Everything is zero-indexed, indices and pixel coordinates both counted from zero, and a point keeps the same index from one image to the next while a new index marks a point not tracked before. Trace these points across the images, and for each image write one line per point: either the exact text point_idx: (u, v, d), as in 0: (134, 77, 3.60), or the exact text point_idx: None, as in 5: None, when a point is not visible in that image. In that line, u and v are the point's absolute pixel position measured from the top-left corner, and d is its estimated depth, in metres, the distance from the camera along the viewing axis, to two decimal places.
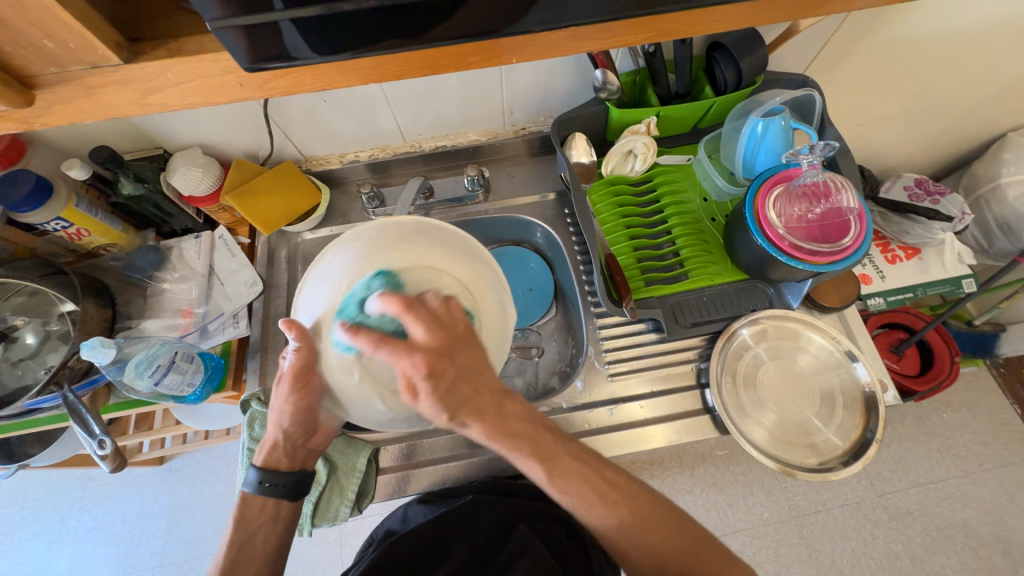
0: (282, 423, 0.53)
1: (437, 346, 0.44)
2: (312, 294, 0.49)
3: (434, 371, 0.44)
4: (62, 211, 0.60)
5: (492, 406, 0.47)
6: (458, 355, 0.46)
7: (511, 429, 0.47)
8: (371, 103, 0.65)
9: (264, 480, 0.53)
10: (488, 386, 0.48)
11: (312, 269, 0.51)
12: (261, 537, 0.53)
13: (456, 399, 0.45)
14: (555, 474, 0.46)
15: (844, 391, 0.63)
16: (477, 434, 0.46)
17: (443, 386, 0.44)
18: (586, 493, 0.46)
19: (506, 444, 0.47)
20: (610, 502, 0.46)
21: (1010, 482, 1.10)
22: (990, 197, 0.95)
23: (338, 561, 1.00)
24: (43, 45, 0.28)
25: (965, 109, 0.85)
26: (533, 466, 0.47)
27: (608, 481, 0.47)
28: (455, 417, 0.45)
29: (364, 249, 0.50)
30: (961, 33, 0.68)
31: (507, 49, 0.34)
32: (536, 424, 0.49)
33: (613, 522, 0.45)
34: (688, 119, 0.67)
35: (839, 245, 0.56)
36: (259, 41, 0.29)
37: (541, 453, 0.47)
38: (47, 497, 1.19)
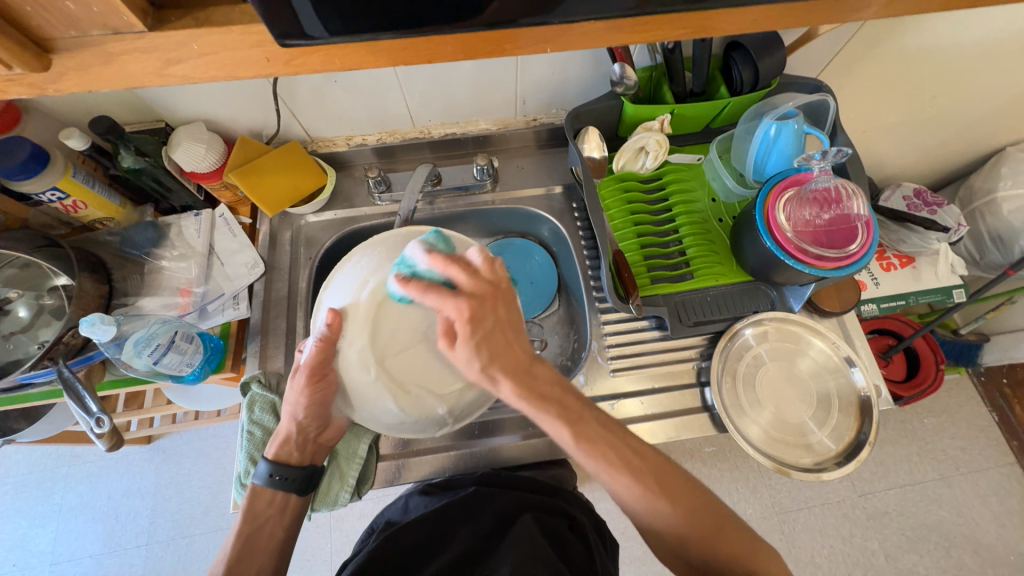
0: (295, 415, 0.53)
1: (482, 295, 0.47)
2: (336, 291, 0.51)
3: (476, 318, 0.46)
4: (57, 181, 0.57)
5: (522, 366, 0.47)
6: (498, 307, 0.47)
7: (542, 392, 0.47)
8: (382, 85, 0.64)
9: (274, 474, 0.55)
10: (520, 349, 0.48)
11: (342, 263, 0.53)
12: (270, 527, 0.55)
13: (492, 348, 0.46)
14: (581, 438, 0.47)
15: (840, 394, 0.64)
16: (506, 395, 0.47)
17: (483, 333, 0.46)
18: (616, 459, 0.46)
19: (534, 406, 0.47)
20: (636, 472, 0.46)
21: (982, 486, 1.14)
22: (984, 209, 0.97)
23: (327, 545, 1.01)
24: (64, 7, 0.27)
25: (969, 122, 0.87)
26: (560, 430, 0.47)
27: (631, 450, 0.48)
28: (487, 369, 0.46)
29: (388, 252, 0.52)
30: (974, 46, 0.68)
31: (517, 41, 0.33)
32: (568, 390, 0.49)
33: (637, 492, 0.46)
34: (702, 118, 0.67)
35: (846, 251, 0.56)
36: (285, 19, 0.28)
37: (567, 416, 0.47)
38: (31, 472, 1.17)
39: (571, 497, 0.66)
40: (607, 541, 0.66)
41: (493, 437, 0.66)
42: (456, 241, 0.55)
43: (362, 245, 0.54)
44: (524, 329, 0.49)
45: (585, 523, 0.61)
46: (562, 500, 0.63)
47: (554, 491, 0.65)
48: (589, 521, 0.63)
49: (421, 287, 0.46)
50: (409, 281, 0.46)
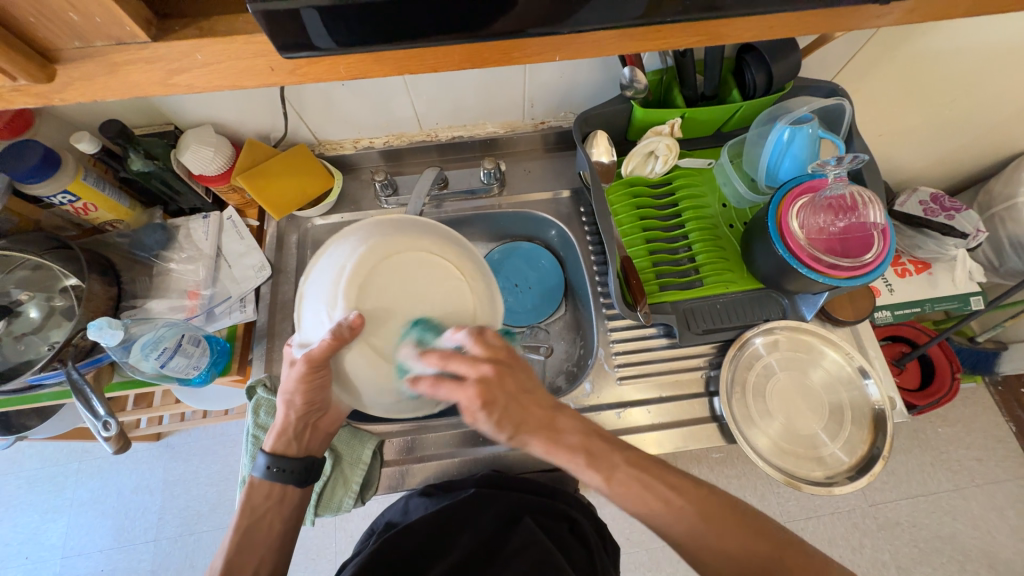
0: (293, 402, 0.52)
1: (487, 376, 0.46)
2: (315, 287, 0.48)
3: (488, 400, 0.46)
4: (69, 184, 0.58)
5: (544, 422, 0.50)
6: (505, 379, 0.47)
7: (567, 443, 0.50)
8: (389, 89, 0.63)
9: (272, 465, 0.55)
10: (538, 406, 0.50)
11: (316, 259, 0.50)
12: (268, 521, 0.55)
13: (515, 420, 0.48)
14: (614, 483, 0.49)
15: (853, 406, 0.63)
16: (538, 451, 0.50)
17: (498, 411, 0.47)
18: (649, 497, 0.48)
19: (563, 459, 0.49)
20: (677, 507, 0.48)
21: (998, 498, 1.12)
22: (1004, 215, 0.94)
23: (333, 545, 1.01)
24: (67, 18, 0.27)
25: (990, 126, 0.84)
26: (592, 476, 0.49)
27: (672, 486, 0.49)
28: (515, 437, 0.49)
29: (364, 238, 0.48)
30: (999, 49, 0.66)
31: (523, 51, 0.33)
32: (592, 433, 0.51)
33: (681, 524, 0.47)
34: (714, 122, 0.65)
35: (861, 260, 0.55)
36: (286, 29, 0.27)
37: (598, 464, 0.49)
38: (44, 467, 1.19)
39: (574, 502, 0.65)
40: (611, 548, 0.65)
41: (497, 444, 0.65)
42: (425, 227, 0.51)
43: (344, 229, 0.50)
44: (535, 384, 0.50)
45: (589, 530, 0.61)
46: (563, 502, 0.62)
47: (554, 493, 0.64)
48: (593, 527, 0.63)
49: (429, 387, 0.45)
50: (417, 381, 0.45)
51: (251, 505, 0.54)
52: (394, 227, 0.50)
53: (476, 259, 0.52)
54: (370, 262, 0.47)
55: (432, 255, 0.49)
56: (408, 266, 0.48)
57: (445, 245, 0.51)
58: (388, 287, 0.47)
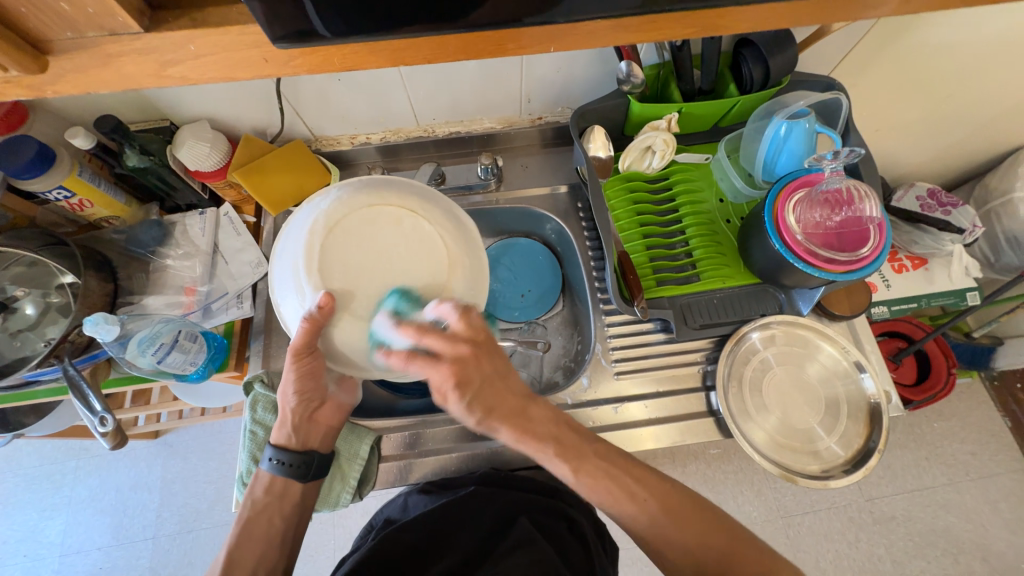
0: (287, 391, 0.53)
1: (463, 357, 0.46)
2: (281, 286, 0.48)
3: (461, 381, 0.46)
4: (63, 180, 0.58)
5: (516, 409, 0.50)
6: (481, 361, 0.47)
7: (537, 432, 0.50)
8: (385, 84, 0.63)
9: (276, 458, 0.55)
10: (512, 394, 0.50)
11: (274, 245, 0.50)
12: (267, 517, 0.55)
13: (487, 402, 0.49)
14: (580, 472, 0.50)
15: (849, 400, 0.63)
16: (506, 438, 0.50)
17: (472, 392, 0.47)
18: (618, 491, 0.49)
19: (533, 445, 0.50)
20: (641, 502, 0.49)
21: (993, 492, 1.12)
22: (1000, 210, 0.95)
23: (332, 542, 1.02)
24: (58, 8, 0.27)
25: (987, 121, 0.84)
26: (559, 465, 0.50)
27: (636, 479, 0.50)
28: (485, 420, 0.49)
29: (305, 218, 0.47)
30: (995, 43, 0.66)
31: (521, 41, 0.33)
32: (562, 423, 0.52)
33: (643, 518, 0.49)
34: (711, 117, 0.65)
35: (857, 255, 0.55)
36: (279, 17, 0.27)
37: (567, 454, 0.50)
38: (42, 465, 1.19)
39: (571, 498, 0.65)
40: (607, 543, 0.66)
41: (494, 439, 0.65)
42: (364, 183, 0.49)
43: (286, 223, 0.50)
44: (511, 370, 0.50)
45: (585, 526, 0.61)
46: (562, 502, 0.63)
47: (552, 492, 0.64)
48: (589, 523, 0.63)
49: (403, 361, 0.45)
50: (390, 353, 0.44)
51: (252, 498, 0.55)
52: (327, 197, 0.48)
53: (418, 195, 0.51)
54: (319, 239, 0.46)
55: (377, 205, 0.48)
56: (359, 226, 0.47)
57: (378, 190, 0.49)
58: (347, 253, 0.46)
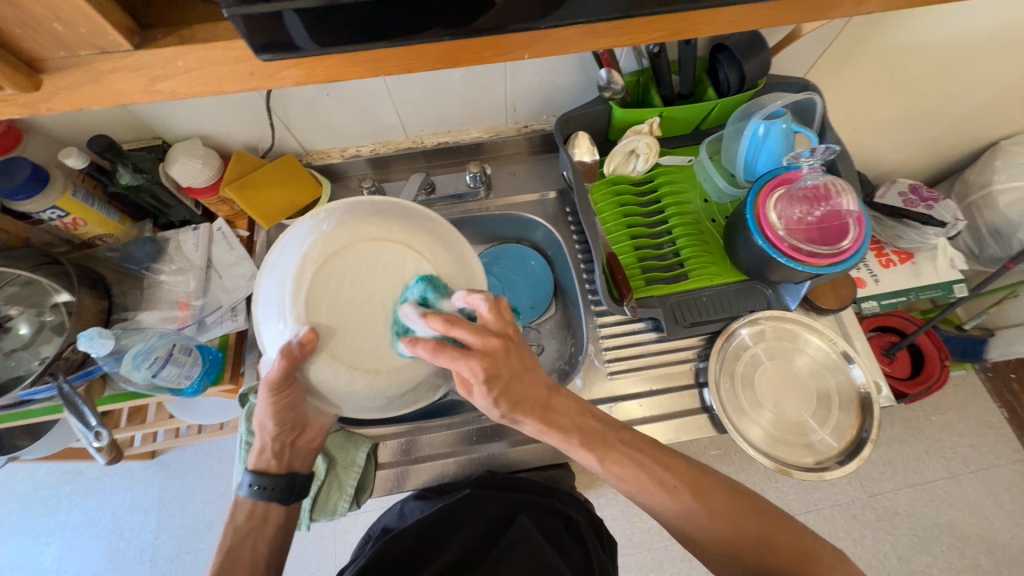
0: (265, 424, 0.53)
1: (494, 350, 0.45)
2: (265, 305, 0.48)
3: (491, 374, 0.45)
4: (57, 200, 0.58)
5: (541, 402, 0.50)
6: (512, 355, 0.47)
7: (561, 424, 0.51)
8: (374, 97, 0.65)
9: (255, 483, 0.54)
10: (539, 385, 0.50)
11: (264, 265, 0.50)
12: (252, 542, 0.54)
13: (512, 396, 0.48)
14: (607, 461, 0.50)
15: (840, 392, 0.64)
16: (530, 429, 0.50)
17: (499, 387, 0.47)
18: (649, 480, 0.50)
19: (557, 436, 0.51)
20: (671, 489, 0.50)
21: (994, 483, 1.12)
22: (981, 203, 0.97)
23: (332, 558, 1.00)
24: (52, 29, 0.28)
25: (960, 117, 0.87)
26: (585, 455, 0.51)
27: (661, 466, 0.51)
28: (510, 413, 0.49)
29: (301, 242, 0.48)
30: (961, 42, 0.68)
31: (513, 45, 0.34)
32: (585, 414, 0.52)
33: (676, 507, 0.50)
34: (692, 119, 0.67)
35: (839, 247, 0.56)
36: (266, 30, 0.28)
37: (593, 443, 0.51)
38: (36, 490, 1.17)
39: (570, 497, 0.66)
40: (607, 542, 0.66)
41: (491, 442, 0.66)
42: (371, 211, 0.51)
43: (281, 237, 0.50)
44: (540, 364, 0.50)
45: (584, 525, 0.62)
46: (558, 500, 0.63)
47: (549, 491, 0.65)
48: (587, 523, 0.64)
49: (431, 349, 0.42)
50: (416, 342, 0.42)
51: (233, 524, 0.54)
52: (328, 220, 0.49)
53: (425, 232, 0.52)
54: (311, 269, 0.47)
55: (380, 240, 0.49)
56: (356, 260, 0.48)
57: (383, 222, 0.50)
58: (340, 287, 0.47)
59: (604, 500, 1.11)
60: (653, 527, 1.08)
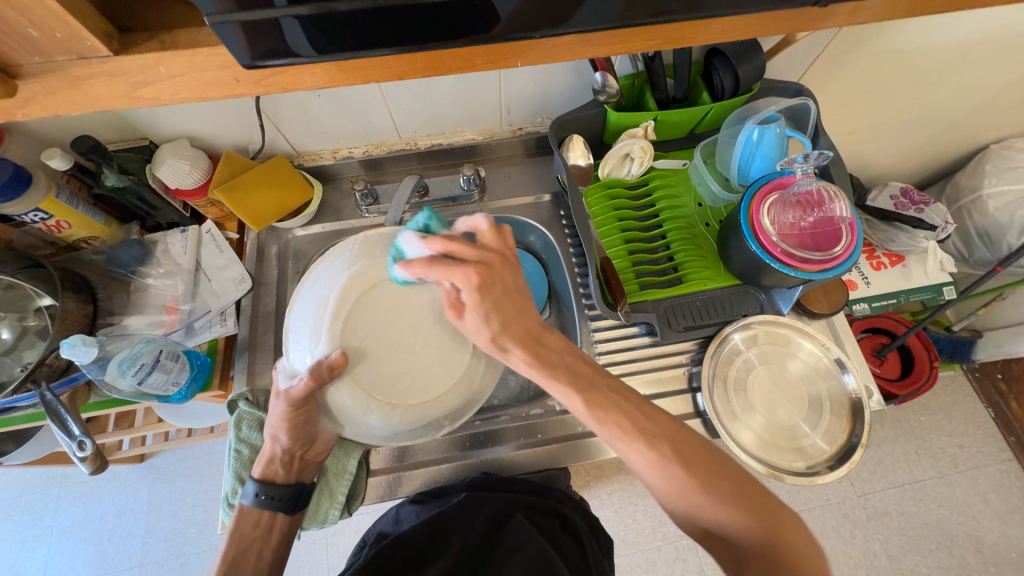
0: (278, 436, 0.54)
1: (488, 261, 0.44)
2: (299, 317, 0.49)
3: (485, 284, 0.43)
4: (41, 202, 0.57)
5: (531, 332, 0.46)
6: (505, 271, 0.44)
7: (553, 360, 0.45)
8: (366, 99, 0.64)
9: (261, 493, 0.55)
10: (530, 315, 0.46)
11: (305, 278, 0.52)
12: (256, 550, 0.54)
13: (505, 315, 0.44)
14: (592, 404, 0.45)
15: (831, 397, 0.64)
16: (518, 360, 0.45)
17: (492, 299, 0.43)
18: (628, 427, 0.44)
19: (546, 373, 0.45)
20: (651, 439, 0.44)
21: (981, 483, 1.14)
22: (971, 207, 0.98)
23: (325, 562, 1.00)
24: (26, 34, 0.27)
25: (951, 121, 0.87)
26: (570, 396, 0.45)
27: (646, 416, 0.45)
28: (499, 337, 0.44)
29: (351, 261, 0.49)
30: (952, 49, 0.69)
31: (512, 52, 0.33)
32: (574, 355, 0.47)
33: (650, 459, 0.44)
34: (685, 123, 0.67)
35: (831, 253, 0.56)
36: (253, 38, 0.28)
37: (579, 381, 0.45)
38: (23, 495, 1.15)
39: (563, 496, 0.67)
40: (602, 539, 0.67)
41: (486, 448, 0.65)
42: None
43: (327, 254, 0.52)
44: (530, 293, 0.47)
45: (579, 524, 0.63)
46: (554, 500, 0.65)
47: (545, 491, 0.66)
48: (582, 520, 0.65)
49: (427, 266, 0.42)
50: (410, 263, 0.42)
51: (240, 532, 0.54)
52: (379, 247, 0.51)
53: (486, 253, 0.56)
54: (356, 292, 0.48)
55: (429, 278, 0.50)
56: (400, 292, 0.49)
57: None
58: (377, 317, 0.47)
59: (598, 501, 1.11)
60: (646, 528, 1.09)
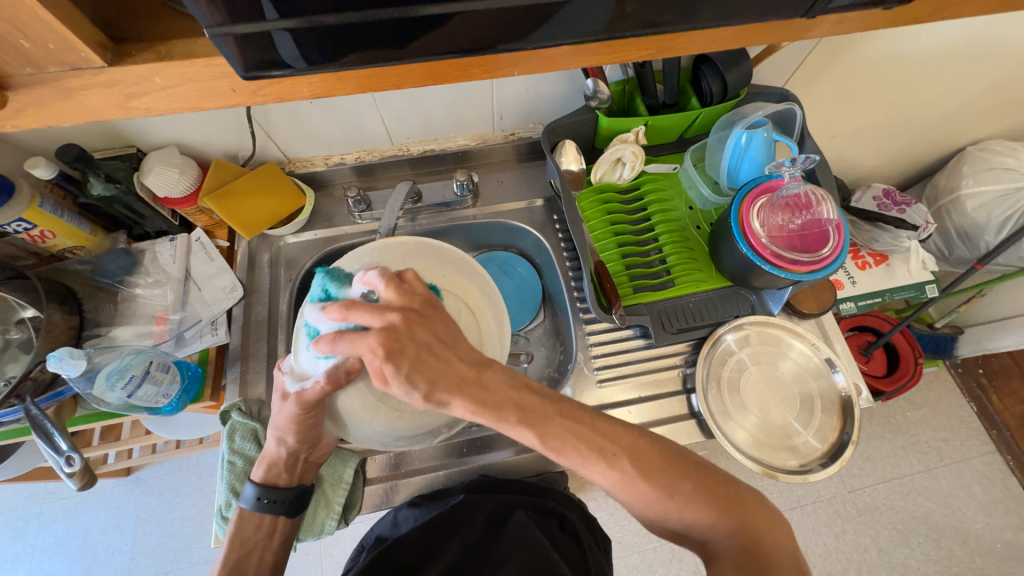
0: (283, 440, 0.52)
1: (395, 324, 0.43)
2: (313, 318, 0.49)
3: (394, 350, 0.42)
4: (23, 212, 0.55)
5: (464, 377, 0.44)
6: (415, 328, 0.43)
7: (496, 401, 0.43)
8: (358, 106, 0.64)
9: (262, 497, 0.54)
10: (457, 359, 0.44)
11: (317, 282, 0.52)
12: (257, 555, 0.54)
13: (426, 373, 0.42)
14: (546, 437, 0.43)
15: (822, 395, 0.66)
16: (460, 411, 0.43)
17: (407, 364, 0.42)
18: (585, 450, 0.43)
19: (491, 417, 0.43)
20: (610, 458, 0.43)
21: (965, 475, 1.17)
22: (950, 207, 1.01)
23: (320, 572, 0.98)
24: (18, 45, 0.27)
25: (930, 124, 0.90)
26: (523, 432, 0.43)
27: (603, 433, 0.44)
28: (431, 394, 0.42)
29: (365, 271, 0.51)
30: (930, 56, 0.71)
31: (509, 63, 0.34)
32: (522, 389, 0.45)
33: (613, 474, 0.43)
34: (676, 128, 0.68)
35: (819, 255, 0.57)
36: (246, 50, 0.28)
37: (529, 418, 0.43)
38: (3, 513, 1.12)
39: (562, 496, 0.67)
40: (601, 539, 0.67)
41: (483, 453, 0.63)
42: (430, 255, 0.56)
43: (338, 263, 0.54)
44: (457, 339, 0.46)
45: (577, 524, 0.63)
46: (552, 501, 0.65)
47: (543, 491, 0.66)
48: (581, 520, 0.65)
49: (334, 340, 0.42)
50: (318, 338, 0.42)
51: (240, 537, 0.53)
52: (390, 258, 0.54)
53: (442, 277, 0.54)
54: None
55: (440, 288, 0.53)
56: None
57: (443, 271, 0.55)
58: None
59: (594, 503, 1.11)
60: (642, 528, 1.09)
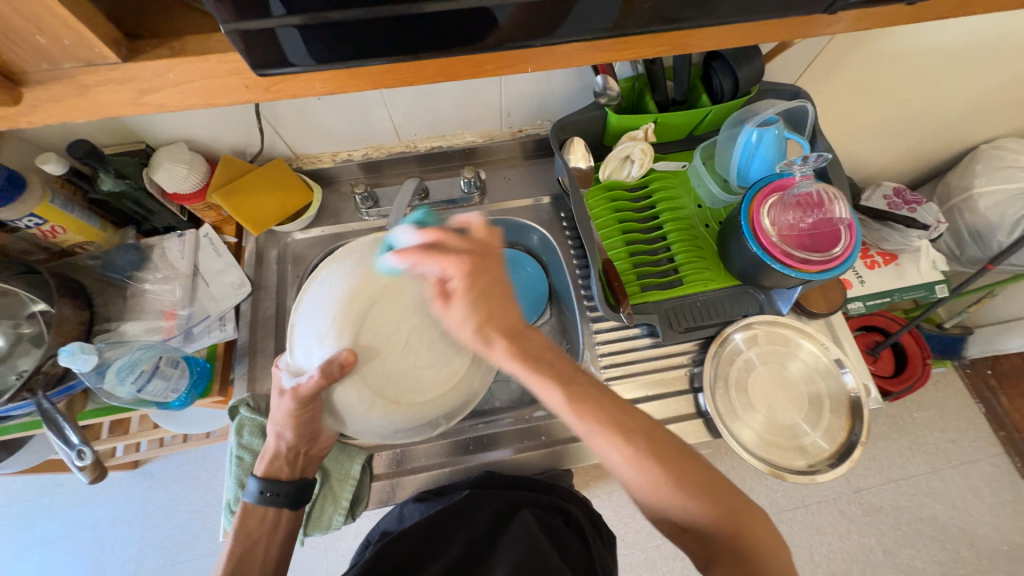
0: (281, 434, 0.53)
1: (478, 252, 0.46)
2: (308, 313, 0.49)
3: (473, 272, 0.45)
4: (35, 207, 0.56)
5: (515, 327, 0.46)
6: (491, 267, 0.46)
7: (537, 356, 0.45)
8: (366, 102, 0.64)
9: (265, 490, 0.54)
10: (514, 310, 0.46)
11: (315, 273, 0.52)
12: (263, 547, 0.54)
13: (490, 308, 0.45)
14: (575, 398, 0.43)
15: (831, 395, 0.65)
16: (501, 356, 0.44)
17: (478, 290, 0.45)
18: (605, 421, 0.43)
19: (527, 368, 0.44)
20: (627, 434, 0.42)
21: (973, 477, 1.16)
22: (962, 206, 1.00)
23: (325, 566, 0.99)
24: (34, 40, 0.27)
25: (944, 122, 0.89)
26: (551, 391, 0.44)
27: (623, 410, 0.44)
28: (482, 331, 0.44)
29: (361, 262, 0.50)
30: (945, 52, 0.70)
31: (521, 59, 0.34)
32: (559, 353, 0.47)
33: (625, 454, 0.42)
34: (685, 126, 0.67)
35: (831, 254, 0.57)
36: (258, 47, 0.28)
37: (563, 377, 0.44)
38: (14, 503, 1.13)
39: (566, 493, 0.67)
40: (606, 536, 0.67)
41: (487, 451, 0.65)
42: None
43: (335, 254, 0.52)
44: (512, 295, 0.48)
45: (582, 520, 0.63)
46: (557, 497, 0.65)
47: (550, 488, 0.66)
48: (585, 517, 0.65)
49: (416, 255, 0.45)
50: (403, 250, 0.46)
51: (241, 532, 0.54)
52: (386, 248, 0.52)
53: None
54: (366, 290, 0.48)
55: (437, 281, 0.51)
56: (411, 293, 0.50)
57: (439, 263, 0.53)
58: (387, 316, 0.48)
59: (598, 501, 1.11)
60: (646, 526, 1.09)
